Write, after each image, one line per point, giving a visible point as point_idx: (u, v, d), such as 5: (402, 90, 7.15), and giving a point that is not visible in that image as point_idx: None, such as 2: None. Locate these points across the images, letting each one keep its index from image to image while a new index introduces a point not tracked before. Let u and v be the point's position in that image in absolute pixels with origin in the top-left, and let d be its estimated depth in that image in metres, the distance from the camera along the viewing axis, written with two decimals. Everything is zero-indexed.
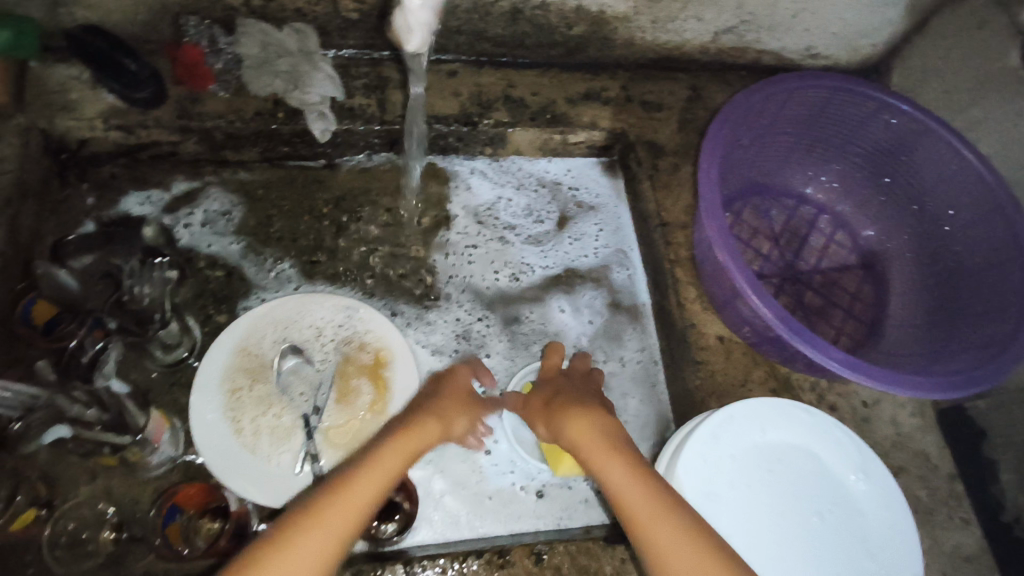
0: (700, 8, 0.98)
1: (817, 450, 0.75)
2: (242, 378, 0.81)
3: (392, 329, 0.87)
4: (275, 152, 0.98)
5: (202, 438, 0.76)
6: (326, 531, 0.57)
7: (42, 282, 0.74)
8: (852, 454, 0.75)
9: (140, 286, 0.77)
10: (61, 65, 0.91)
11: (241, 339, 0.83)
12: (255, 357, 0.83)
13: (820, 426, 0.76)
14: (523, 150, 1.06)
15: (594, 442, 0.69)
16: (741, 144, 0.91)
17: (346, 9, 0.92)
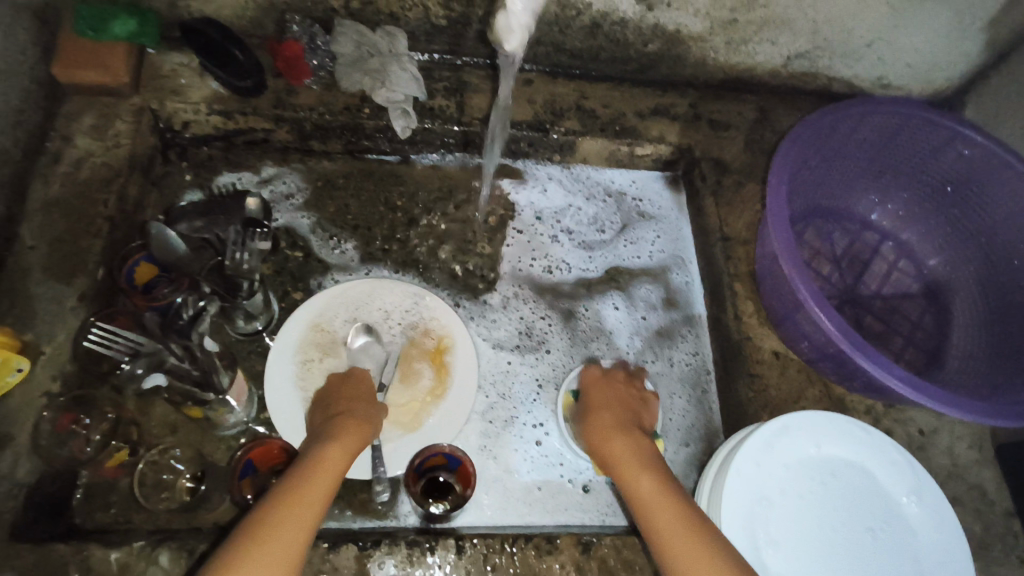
0: (775, 32, 1.01)
1: (872, 469, 0.75)
2: (314, 352, 0.86)
3: (457, 319, 0.91)
4: (357, 145, 1.04)
5: (274, 403, 0.82)
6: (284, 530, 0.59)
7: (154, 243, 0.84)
8: (908, 475, 0.75)
9: (238, 252, 0.83)
10: (173, 53, 0.99)
11: (315, 315, 0.89)
12: (329, 334, 0.88)
13: (876, 445, 0.76)
14: (590, 159, 1.09)
15: (632, 463, 0.71)
16: (809, 165, 0.93)
17: (436, 16, 0.98)
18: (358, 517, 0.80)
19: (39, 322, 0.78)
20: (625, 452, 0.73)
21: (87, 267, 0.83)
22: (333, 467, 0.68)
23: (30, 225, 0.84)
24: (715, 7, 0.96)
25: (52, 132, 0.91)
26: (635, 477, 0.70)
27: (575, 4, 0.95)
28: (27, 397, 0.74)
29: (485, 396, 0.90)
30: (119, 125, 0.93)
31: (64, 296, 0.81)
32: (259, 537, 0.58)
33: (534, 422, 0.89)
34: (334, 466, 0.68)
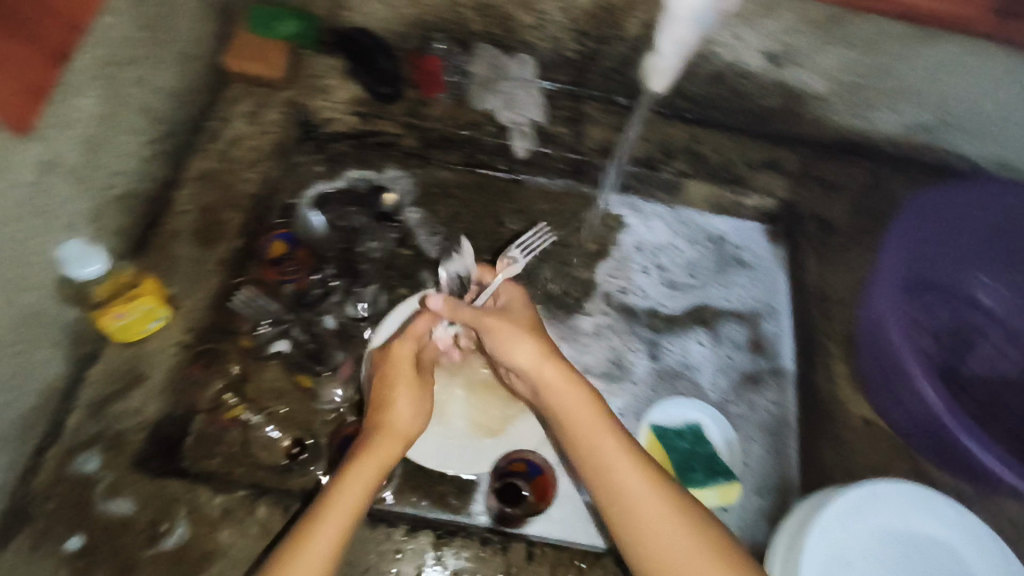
0: (899, 102, 1.01)
1: (963, 552, 0.72)
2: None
3: (548, 338, 0.95)
4: (474, 159, 1.10)
5: None
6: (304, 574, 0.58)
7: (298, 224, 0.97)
8: (1000, 566, 0.72)
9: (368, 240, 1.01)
10: (324, 57, 1.07)
11: None
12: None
13: (969, 528, 0.73)
14: (694, 202, 1.12)
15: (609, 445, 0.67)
16: (922, 239, 0.93)
17: (567, 49, 1.03)
18: (433, 509, 0.81)
19: (182, 278, 0.87)
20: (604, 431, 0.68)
21: (227, 236, 0.92)
22: (361, 475, 0.65)
23: (184, 191, 0.93)
24: (843, 70, 0.97)
25: (213, 113, 0.99)
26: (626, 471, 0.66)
27: (704, 53, 0.99)
28: (162, 345, 0.82)
29: None
30: (271, 114, 1.03)
31: (205, 259, 0.89)
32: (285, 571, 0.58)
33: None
34: (358, 474, 0.65)
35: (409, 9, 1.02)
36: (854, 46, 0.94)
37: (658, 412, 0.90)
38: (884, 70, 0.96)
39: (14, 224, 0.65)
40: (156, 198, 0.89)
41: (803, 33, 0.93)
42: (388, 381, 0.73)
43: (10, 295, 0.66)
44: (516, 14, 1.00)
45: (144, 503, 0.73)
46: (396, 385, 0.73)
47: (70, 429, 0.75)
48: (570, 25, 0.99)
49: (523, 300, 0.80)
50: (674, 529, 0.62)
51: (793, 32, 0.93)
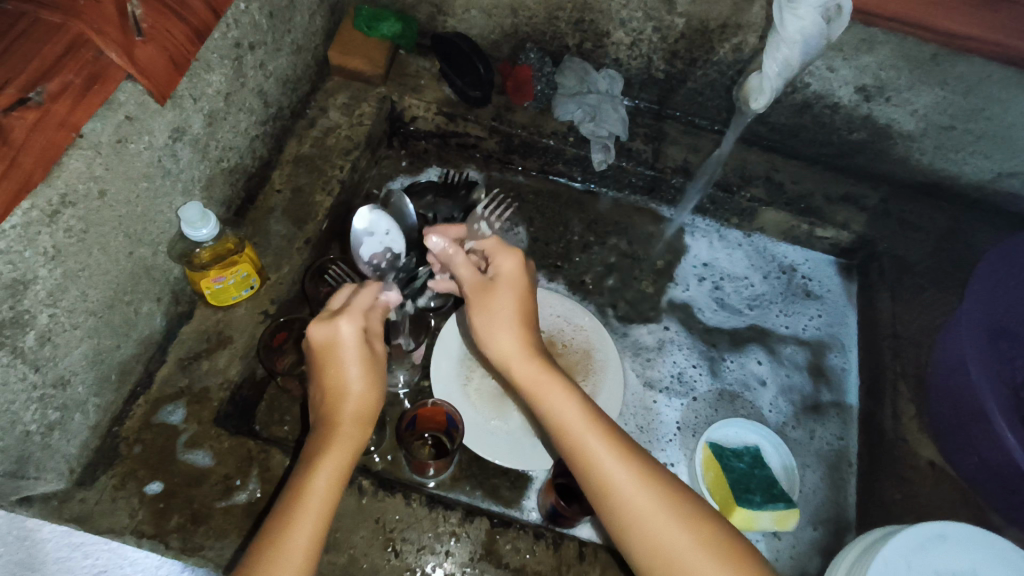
0: (990, 146, 1.00)
1: None
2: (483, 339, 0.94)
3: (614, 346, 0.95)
4: (552, 168, 1.14)
5: (439, 374, 0.90)
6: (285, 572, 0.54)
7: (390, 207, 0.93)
8: None
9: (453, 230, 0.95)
10: (421, 58, 1.14)
11: None
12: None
13: None
14: (767, 230, 1.12)
15: (580, 426, 0.62)
16: (1008, 286, 0.91)
17: (655, 69, 1.06)
18: (485, 499, 0.84)
19: (273, 253, 0.92)
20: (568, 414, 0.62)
21: (317, 217, 0.96)
22: (336, 459, 0.60)
23: (282, 172, 1.00)
24: (935, 110, 0.97)
25: (313, 102, 1.07)
26: (596, 455, 0.60)
27: (795, 82, 0.99)
28: (249, 312, 0.87)
29: (623, 423, 0.93)
30: (364, 107, 1.08)
31: (295, 236, 0.94)
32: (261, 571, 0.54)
33: (666, 460, 0.90)
34: (331, 461, 0.59)
35: (507, 19, 1.06)
36: (952, 86, 0.93)
37: (718, 430, 0.89)
38: (979, 114, 0.96)
39: (139, 183, 0.72)
40: (253, 177, 0.96)
41: (899, 69, 0.93)
42: (330, 356, 0.64)
43: (132, 248, 0.73)
44: (610, 31, 1.03)
45: (221, 458, 0.76)
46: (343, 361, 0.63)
47: (161, 379, 0.81)
48: (663, 45, 1.02)
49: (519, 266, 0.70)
50: (654, 521, 0.58)
51: (889, 67, 0.93)
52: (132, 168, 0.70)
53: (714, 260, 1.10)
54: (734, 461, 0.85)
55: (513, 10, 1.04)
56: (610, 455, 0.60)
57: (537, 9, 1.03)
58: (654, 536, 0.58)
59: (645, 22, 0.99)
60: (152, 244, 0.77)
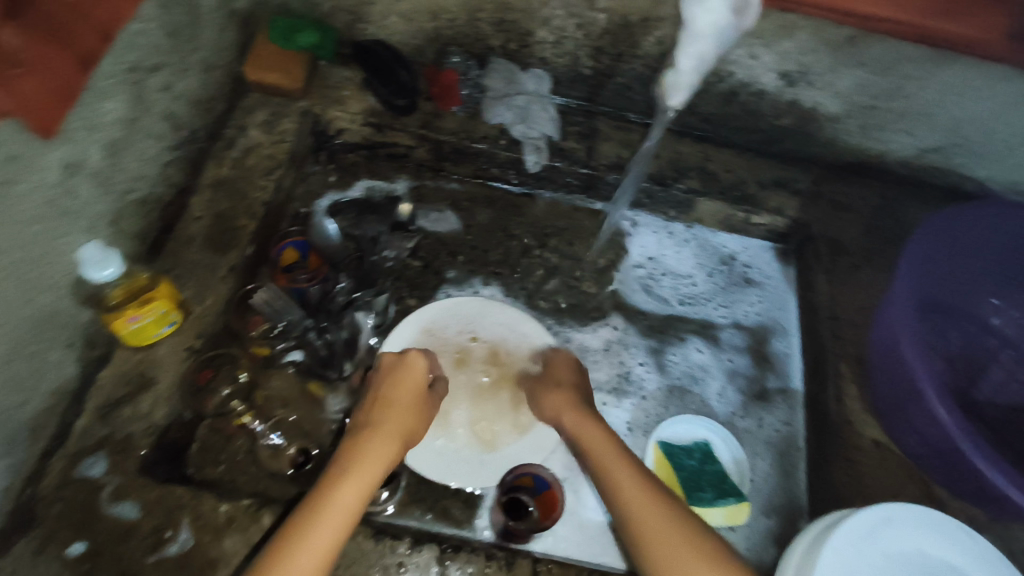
0: (912, 123, 1.02)
1: None
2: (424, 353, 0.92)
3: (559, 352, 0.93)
4: (486, 173, 1.11)
5: None
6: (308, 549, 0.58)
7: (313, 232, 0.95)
8: None
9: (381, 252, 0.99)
10: (342, 68, 1.10)
11: (427, 322, 0.94)
12: (439, 338, 0.93)
13: (982, 553, 0.72)
14: (705, 221, 1.12)
15: (614, 457, 0.71)
16: (934, 259, 0.92)
17: (582, 66, 1.05)
18: (437, 522, 0.83)
19: (195, 285, 0.87)
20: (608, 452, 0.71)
21: (240, 243, 0.92)
22: (375, 453, 0.67)
23: (199, 198, 0.94)
24: (857, 91, 0.98)
25: (230, 121, 1.02)
26: (617, 476, 0.69)
27: (720, 71, 0.99)
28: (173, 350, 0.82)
29: None
30: (286, 124, 1.03)
31: (217, 264, 0.89)
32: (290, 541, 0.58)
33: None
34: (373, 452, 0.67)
35: (428, 23, 1.03)
36: (871, 66, 0.94)
37: (666, 428, 0.89)
38: (899, 92, 0.97)
39: (31, 227, 0.66)
40: (168, 206, 0.91)
41: (819, 53, 0.94)
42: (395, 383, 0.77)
43: (28, 296, 0.68)
44: (533, 30, 1.00)
45: (149, 510, 0.72)
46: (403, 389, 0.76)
47: (79, 431, 0.76)
48: (587, 41, 1.00)
49: (573, 364, 0.88)
50: (650, 515, 0.64)
51: (810, 52, 0.94)
52: (19, 211, 0.64)
53: (656, 254, 1.10)
54: (685, 458, 0.87)
55: (432, 13, 1.01)
56: (625, 470, 0.69)
57: (457, 12, 1.00)
58: (659, 544, 0.62)
59: (567, 19, 0.97)
60: (53, 290, 0.71)
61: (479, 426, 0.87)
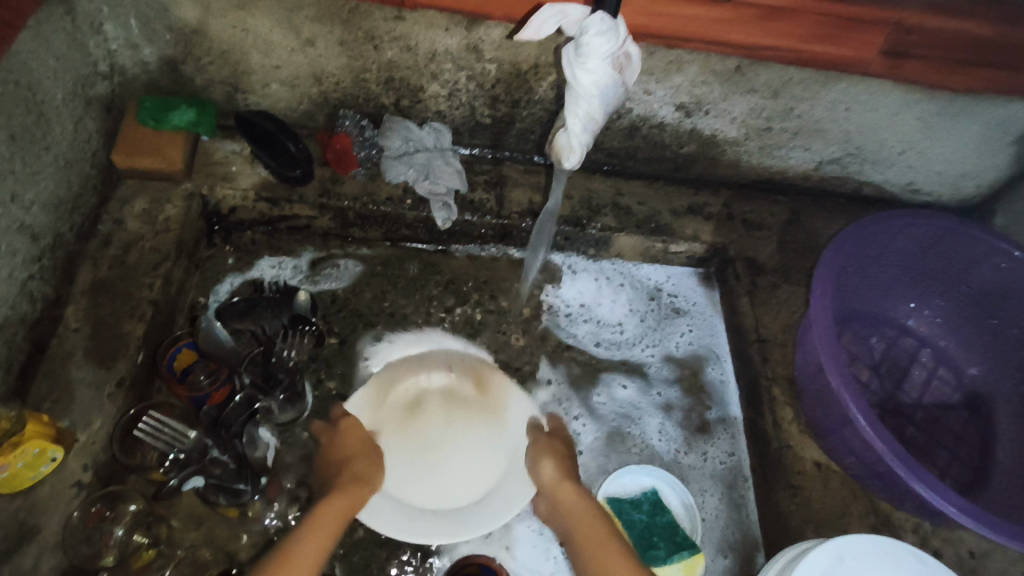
0: (807, 139, 1.04)
1: None
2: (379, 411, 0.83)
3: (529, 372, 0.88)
4: (396, 234, 1.06)
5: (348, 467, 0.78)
6: None
7: (201, 337, 0.84)
8: None
9: (286, 349, 0.86)
10: (227, 141, 1.03)
11: (381, 379, 0.85)
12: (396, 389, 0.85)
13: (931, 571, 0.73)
14: (625, 254, 1.11)
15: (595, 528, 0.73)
16: (846, 273, 0.93)
17: (480, 115, 1.02)
18: None
19: (78, 408, 0.78)
20: (588, 520, 0.73)
21: (128, 350, 0.83)
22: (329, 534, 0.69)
23: (76, 307, 0.85)
24: (752, 115, 0.99)
25: (105, 215, 0.93)
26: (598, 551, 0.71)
27: (617, 109, 0.99)
28: (58, 488, 0.73)
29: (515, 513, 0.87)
30: (169, 210, 0.95)
31: (103, 381, 0.80)
32: None
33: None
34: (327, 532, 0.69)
35: (313, 87, 0.98)
36: (760, 92, 0.95)
37: (613, 483, 0.87)
38: (790, 112, 0.99)
39: None
40: (37, 322, 0.81)
41: (710, 84, 0.94)
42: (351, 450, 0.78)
43: None
44: (424, 85, 0.97)
45: None
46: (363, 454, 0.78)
47: None
48: (481, 91, 0.97)
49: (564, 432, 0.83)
50: None
51: (701, 84, 0.94)
52: None
53: (592, 302, 1.07)
54: (635, 513, 0.84)
55: (316, 78, 0.96)
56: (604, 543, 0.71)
57: (342, 75, 0.95)
58: None
59: (457, 72, 0.94)
60: None
61: (460, 475, 0.81)
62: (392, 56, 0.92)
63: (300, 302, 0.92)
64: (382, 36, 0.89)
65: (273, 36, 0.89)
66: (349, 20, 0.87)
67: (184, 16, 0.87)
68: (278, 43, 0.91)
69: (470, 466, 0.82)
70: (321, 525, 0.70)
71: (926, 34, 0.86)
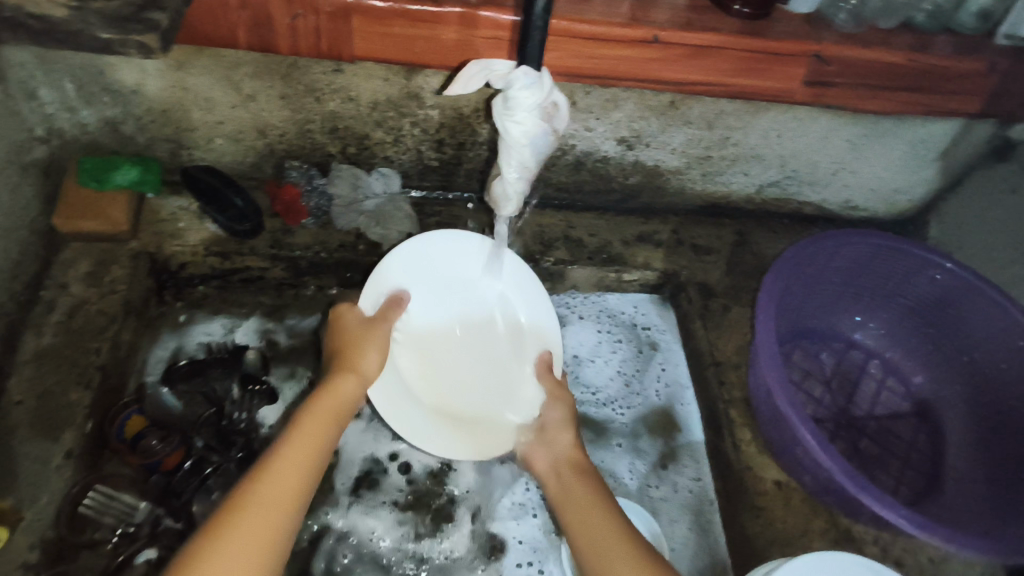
0: (746, 165, 1.08)
1: None
2: (343, 339, 0.81)
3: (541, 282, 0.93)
4: (350, 281, 1.07)
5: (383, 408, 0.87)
6: (274, 484, 0.59)
7: (150, 403, 0.88)
8: None
9: (237, 411, 0.90)
10: (173, 198, 1.02)
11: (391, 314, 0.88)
12: (351, 324, 0.82)
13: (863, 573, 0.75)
14: (580, 285, 1.12)
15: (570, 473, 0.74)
16: (790, 293, 0.96)
17: (427, 158, 1.03)
18: None
19: (21, 485, 0.75)
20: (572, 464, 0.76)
21: (75, 420, 0.81)
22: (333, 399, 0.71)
23: (18, 378, 0.82)
24: (690, 145, 1.03)
25: (48, 280, 0.91)
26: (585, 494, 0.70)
27: (561, 146, 1.01)
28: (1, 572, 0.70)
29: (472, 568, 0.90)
30: (114, 270, 0.94)
31: (49, 454, 0.78)
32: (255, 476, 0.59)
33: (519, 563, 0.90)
34: (329, 408, 0.70)
35: (257, 140, 0.98)
36: (696, 123, 0.99)
37: None
38: (726, 141, 1.03)
39: None
40: None
41: (647, 118, 0.98)
42: (323, 403, 0.70)
43: None
44: (369, 132, 0.98)
45: None
46: (329, 412, 0.70)
47: None
48: (426, 136, 0.99)
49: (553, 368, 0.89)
50: (593, 527, 0.66)
51: (639, 119, 0.98)
52: None
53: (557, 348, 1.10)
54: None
55: (260, 131, 0.96)
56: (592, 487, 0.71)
57: (286, 127, 0.96)
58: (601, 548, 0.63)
59: (400, 119, 0.96)
60: None
61: (475, 384, 0.92)
62: (334, 107, 0.93)
63: (249, 360, 0.94)
64: (322, 88, 0.90)
65: (214, 93, 0.90)
66: (289, 75, 0.88)
67: (122, 78, 0.87)
68: (219, 100, 0.91)
69: (487, 362, 0.93)
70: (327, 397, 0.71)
71: (845, 64, 0.90)
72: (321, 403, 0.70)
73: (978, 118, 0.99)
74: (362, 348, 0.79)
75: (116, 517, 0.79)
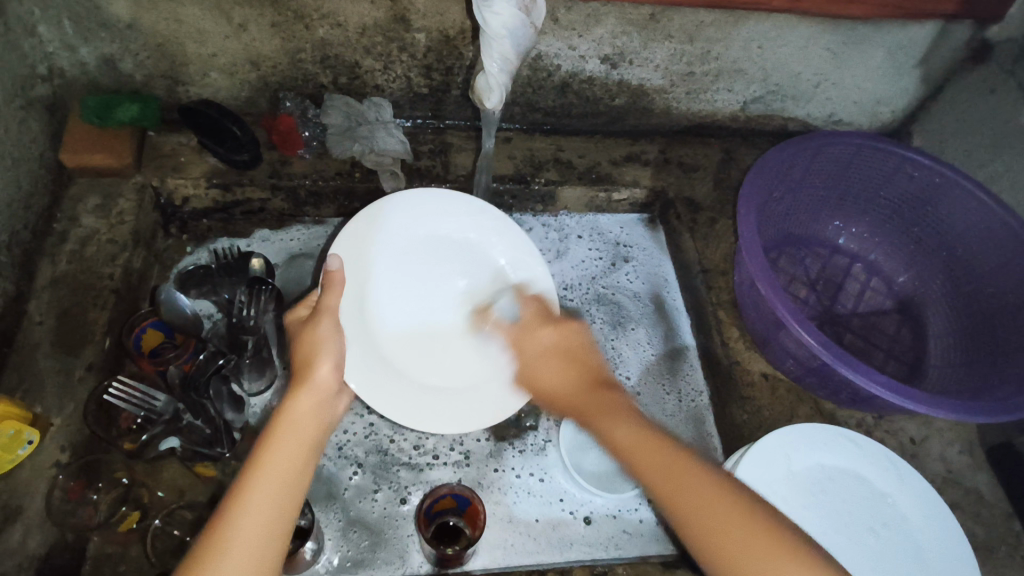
0: (729, 81, 1.10)
1: (823, 460, 0.80)
2: (299, 346, 0.68)
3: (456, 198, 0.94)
4: (348, 209, 1.11)
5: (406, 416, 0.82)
6: (253, 535, 0.52)
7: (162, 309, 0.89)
8: (839, 441, 0.81)
9: (248, 309, 0.90)
10: (173, 134, 1.05)
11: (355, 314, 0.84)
12: (308, 326, 0.69)
13: (811, 437, 0.81)
14: (571, 207, 1.16)
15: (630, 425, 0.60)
16: (773, 196, 0.99)
17: (417, 86, 1.06)
18: (375, 540, 0.83)
19: (50, 395, 0.80)
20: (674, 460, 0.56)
21: (94, 337, 0.85)
22: (303, 410, 0.62)
23: (39, 300, 0.87)
24: (673, 61, 1.05)
25: (60, 214, 0.96)
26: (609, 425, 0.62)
27: (546, 66, 1.03)
28: (37, 470, 0.75)
29: (470, 466, 0.91)
30: (122, 203, 0.97)
31: (72, 368, 0.82)
32: (216, 524, 0.52)
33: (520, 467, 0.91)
34: (294, 415, 0.61)
35: (251, 73, 1.01)
36: (677, 37, 1.01)
37: None
38: (708, 55, 1.04)
39: None
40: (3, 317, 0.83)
41: (630, 34, 1.00)
42: (288, 434, 0.59)
43: None
44: (359, 60, 1.01)
45: None
46: (293, 437, 0.59)
47: None
48: (415, 61, 1.02)
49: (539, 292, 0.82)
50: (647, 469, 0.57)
51: (621, 34, 1.00)
52: None
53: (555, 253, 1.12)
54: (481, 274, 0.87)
55: (253, 63, 0.99)
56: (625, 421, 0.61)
57: (278, 57, 0.99)
58: (699, 513, 0.53)
59: (389, 44, 0.98)
60: None
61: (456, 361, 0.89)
62: (324, 34, 0.96)
63: (255, 268, 0.98)
64: (311, 14, 0.93)
65: (206, 24, 0.93)
66: (278, 2, 0.91)
67: (116, 12, 0.90)
68: (212, 31, 0.94)
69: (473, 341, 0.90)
70: (304, 408, 0.62)
71: None
72: (285, 417, 0.60)
73: (956, 19, 1.01)
74: (314, 362, 0.66)
75: (142, 409, 0.77)
